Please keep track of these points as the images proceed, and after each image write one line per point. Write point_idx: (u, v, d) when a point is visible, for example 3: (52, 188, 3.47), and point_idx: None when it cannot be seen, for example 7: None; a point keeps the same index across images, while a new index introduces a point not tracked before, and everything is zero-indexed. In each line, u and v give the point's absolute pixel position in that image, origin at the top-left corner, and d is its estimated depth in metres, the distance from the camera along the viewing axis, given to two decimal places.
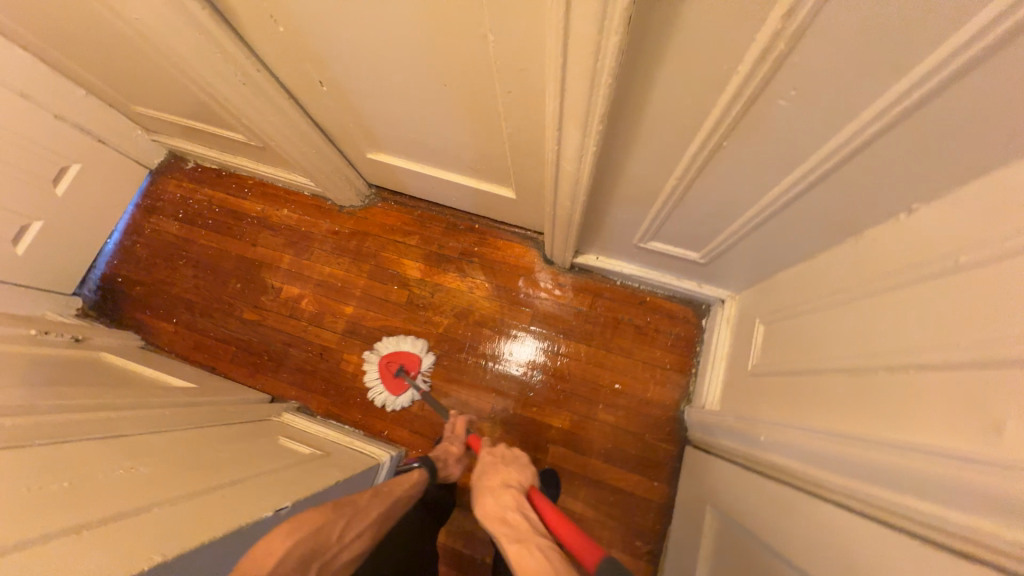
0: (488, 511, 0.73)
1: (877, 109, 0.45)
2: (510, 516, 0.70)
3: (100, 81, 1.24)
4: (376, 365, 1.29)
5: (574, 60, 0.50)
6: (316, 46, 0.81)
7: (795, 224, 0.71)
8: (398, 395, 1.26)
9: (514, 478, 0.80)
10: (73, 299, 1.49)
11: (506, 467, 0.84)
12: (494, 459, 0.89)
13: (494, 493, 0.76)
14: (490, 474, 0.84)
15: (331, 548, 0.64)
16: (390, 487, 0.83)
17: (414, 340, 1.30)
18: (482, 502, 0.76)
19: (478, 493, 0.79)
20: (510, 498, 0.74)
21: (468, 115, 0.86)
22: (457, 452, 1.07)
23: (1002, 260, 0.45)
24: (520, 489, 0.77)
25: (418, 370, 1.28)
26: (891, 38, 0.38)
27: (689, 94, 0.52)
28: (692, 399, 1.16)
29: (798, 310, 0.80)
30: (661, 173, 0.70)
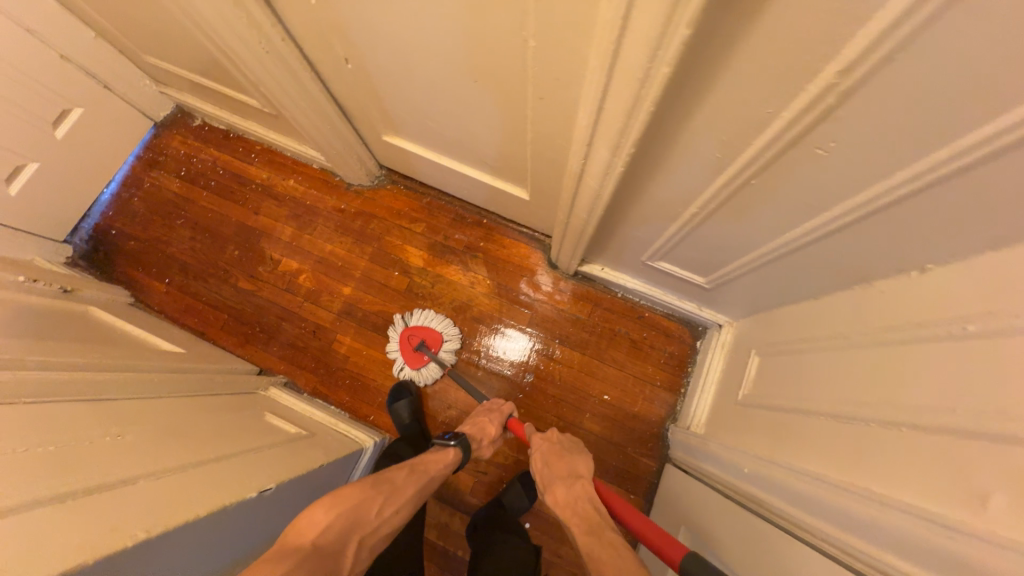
0: (561, 500, 0.90)
1: (912, 172, 0.45)
2: (580, 507, 0.87)
3: (110, 24, 1.19)
4: (399, 338, 1.28)
5: (619, 84, 0.49)
6: (346, 24, 0.79)
7: (807, 267, 0.72)
8: (417, 368, 1.26)
9: (579, 469, 0.94)
10: (63, 247, 1.45)
11: (572, 457, 0.97)
12: (553, 446, 1.00)
13: (565, 483, 0.92)
14: (553, 462, 0.97)
15: (370, 522, 0.78)
16: (425, 465, 0.94)
17: (442, 318, 1.29)
18: (552, 491, 0.92)
19: (547, 481, 0.95)
20: (579, 489, 0.90)
21: (493, 114, 0.84)
22: (491, 433, 1.09)
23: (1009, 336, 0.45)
24: (588, 480, 0.92)
25: (439, 347, 1.27)
26: (940, 110, 0.38)
27: (726, 129, 0.51)
28: (677, 418, 1.18)
29: (795, 348, 0.82)
30: (683, 199, 0.70)
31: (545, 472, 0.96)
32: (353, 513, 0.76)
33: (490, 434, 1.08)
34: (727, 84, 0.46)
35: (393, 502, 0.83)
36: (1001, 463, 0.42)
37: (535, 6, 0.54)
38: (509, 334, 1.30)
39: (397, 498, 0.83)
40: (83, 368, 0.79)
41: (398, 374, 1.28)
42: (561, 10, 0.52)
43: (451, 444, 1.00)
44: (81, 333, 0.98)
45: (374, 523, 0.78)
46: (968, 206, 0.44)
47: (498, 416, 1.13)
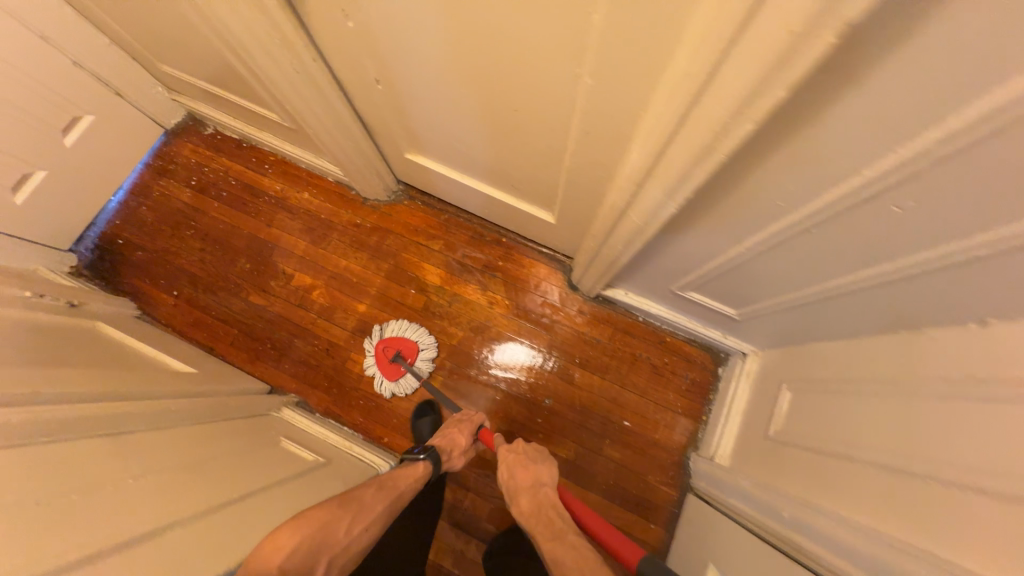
0: (525, 510, 0.88)
1: (988, 240, 0.42)
2: (545, 515, 0.85)
3: (126, 32, 1.16)
4: (374, 351, 1.28)
5: (691, 133, 0.47)
6: (382, 48, 0.77)
7: (850, 312, 0.70)
8: (395, 380, 1.25)
9: (543, 476, 0.93)
10: (66, 256, 1.41)
11: (537, 465, 0.94)
12: (517, 456, 0.97)
13: (530, 492, 0.90)
14: (518, 472, 0.94)
15: (338, 542, 0.69)
16: (395, 480, 0.86)
17: (416, 328, 1.29)
18: (518, 501, 0.90)
19: (512, 491, 0.93)
20: (543, 498, 0.88)
21: (530, 142, 0.82)
22: (463, 444, 1.02)
23: None
24: (552, 488, 0.90)
25: (414, 357, 1.27)
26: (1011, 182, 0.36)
27: (795, 181, 0.49)
28: (699, 446, 1.17)
29: (833, 387, 0.80)
30: (731, 239, 0.68)
31: (510, 482, 0.94)
32: (322, 531, 0.67)
33: (461, 446, 1.01)
34: (809, 138, 0.44)
35: (360, 520, 0.74)
36: None
37: (598, 47, 0.52)
38: (511, 344, 1.29)
39: (365, 515, 0.75)
40: (101, 398, 0.75)
41: (381, 391, 1.26)
42: (629, 53, 0.50)
43: (420, 458, 0.93)
44: (90, 353, 0.95)
45: (343, 543, 0.70)
46: None
47: (469, 426, 1.08)
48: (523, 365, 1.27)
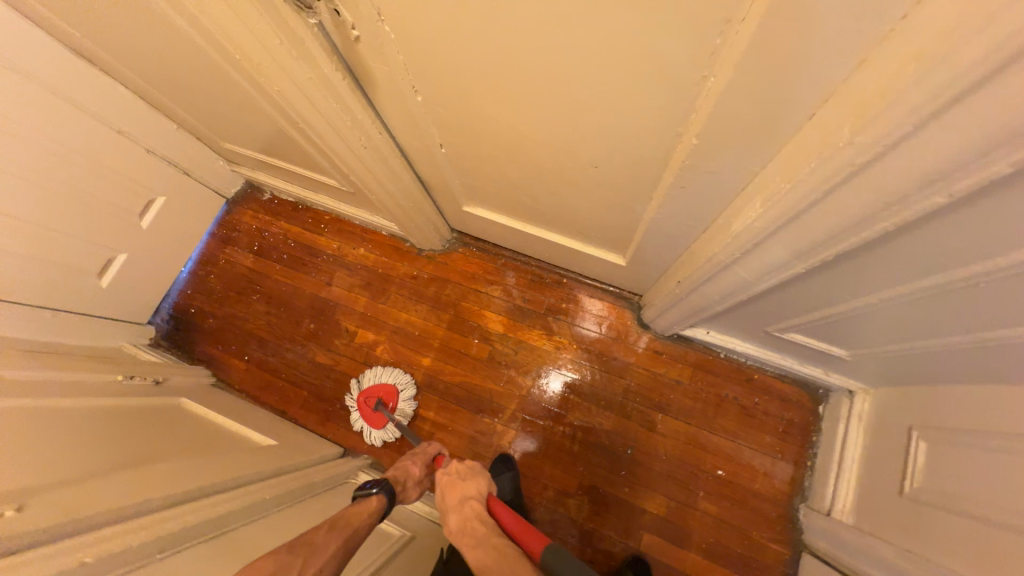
0: (453, 528, 0.81)
1: None
2: (470, 529, 0.78)
3: (193, 118, 1.22)
4: (357, 405, 1.28)
5: (851, 200, 0.41)
6: (452, 117, 0.75)
7: (1008, 362, 0.60)
8: (382, 428, 1.25)
9: (471, 488, 0.86)
10: (145, 329, 1.47)
11: (465, 479, 0.88)
12: (450, 476, 0.90)
13: (457, 508, 0.83)
14: (449, 491, 0.87)
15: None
16: (346, 518, 0.78)
17: (391, 371, 1.29)
18: (447, 521, 0.83)
19: (443, 512, 0.86)
20: (470, 512, 0.81)
21: (610, 193, 0.78)
22: (417, 474, 0.97)
23: None
24: (478, 499, 0.83)
25: (391, 400, 1.26)
26: None
27: (971, 244, 0.42)
28: (808, 496, 1.06)
29: (989, 441, 0.69)
30: (862, 291, 0.60)
31: (443, 504, 0.87)
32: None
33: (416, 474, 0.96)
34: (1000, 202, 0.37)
35: (314, 564, 0.67)
36: None
37: (717, 111, 0.47)
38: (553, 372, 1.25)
39: (316, 554, 0.68)
40: (195, 495, 0.76)
41: (371, 441, 1.26)
42: (761, 115, 0.45)
43: (373, 492, 0.86)
44: (179, 436, 0.96)
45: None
46: None
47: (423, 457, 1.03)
48: (582, 407, 1.21)
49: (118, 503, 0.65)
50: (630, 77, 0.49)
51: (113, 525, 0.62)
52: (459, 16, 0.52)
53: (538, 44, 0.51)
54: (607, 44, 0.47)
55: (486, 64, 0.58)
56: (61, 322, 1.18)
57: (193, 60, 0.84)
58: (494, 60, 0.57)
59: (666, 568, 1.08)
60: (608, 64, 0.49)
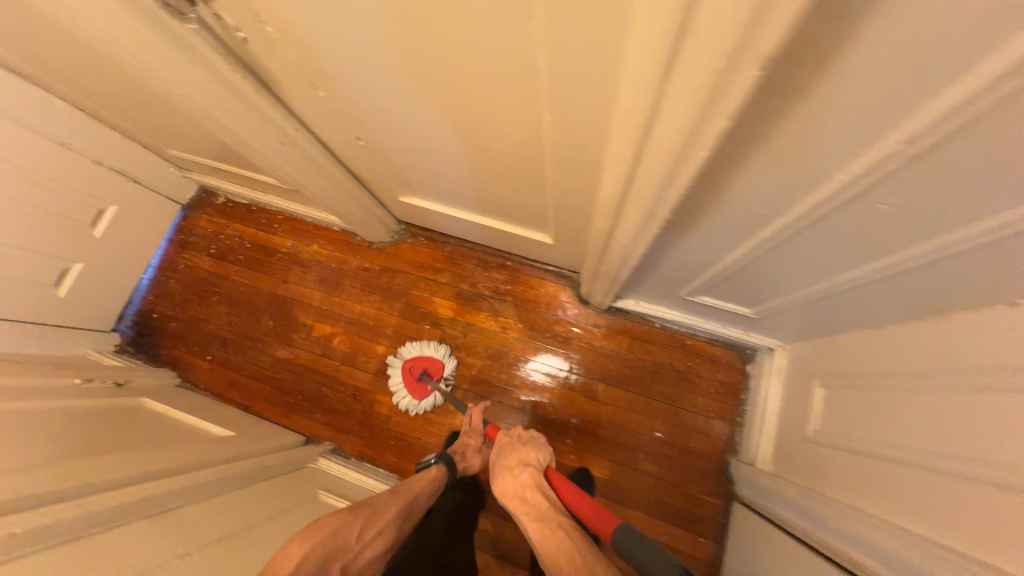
0: (506, 489, 0.82)
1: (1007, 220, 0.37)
2: (529, 498, 0.79)
3: (135, 128, 1.24)
4: (400, 370, 1.30)
5: (651, 164, 0.46)
6: (356, 109, 0.79)
7: (864, 300, 0.67)
8: (424, 398, 1.27)
9: (530, 457, 0.86)
10: (110, 336, 1.52)
11: (524, 446, 0.88)
12: (510, 440, 0.93)
13: (514, 471, 0.84)
14: (506, 454, 0.89)
15: (351, 548, 0.76)
16: (409, 485, 0.94)
17: (437, 345, 1.31)
18: (499, 481, 0.84)
19: (494, 469, 0.87)
20: (529, 479, 0.81)
21: (511, 173, 0.82)
22: (475, 443, 1.11)
23: None
24: (538, 468, 0.83)
25: (439, 375, 1.28)
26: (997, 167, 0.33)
27: (772, 192, 0.48)
28: (738, 451, 1.12)
29: (866, 379, 0.76)
30: (725, 248, 0.66)
31: (495, 462, 0.88)
32: (332, 539, 0.73)
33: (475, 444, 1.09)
34: (771, 157, 0.42)
35: (372, 525, 0.81)
36: None
37: (548, 86, 0.51)
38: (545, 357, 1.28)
39: (378, 519, 0.82)
40: (137, 481, 0.80)
41: (406, 408, 1.29)
42: (582, 88, 0.49)
43: (432, 463, 1.02)
44: (135, 432, 1.01)
45: (356, 548, 0.77)
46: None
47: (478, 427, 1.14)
48: (532, 383, 1.27)
49: (61, 489, 0.70)
50: (475, 58, 0.53)
51: (49, 505, 0.66)
52: (333, 19, 0.57)
53: (394, 34, 0.55)
54: (445, 29, 0.51)
55: (365, 59, 0.63)
56: (21, 331, 1.21)
57: (108, 70, 0.87)
58: (370, 56, 0.62)
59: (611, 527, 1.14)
60: (455, 48, 0.53)
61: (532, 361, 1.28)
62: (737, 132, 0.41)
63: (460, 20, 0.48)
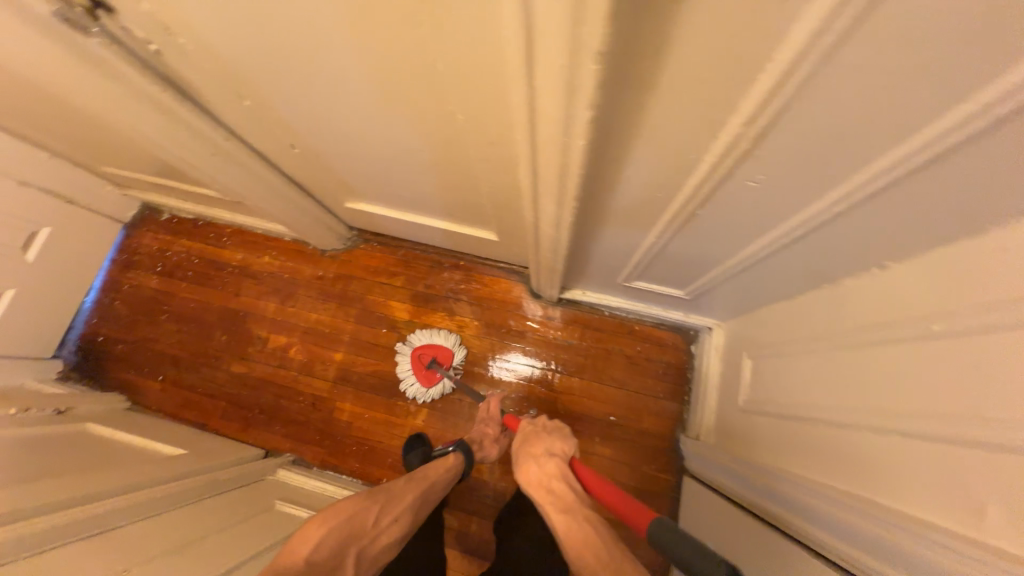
0: (532, 480, 0.82)
1: (862, 179, 0.41)
2: (553, 487, 0.79)
3: (66, 147, 1.19)
4: (408, 357, 1.29)
5: (543, 155, 0.50)
6: (284, 117, 0.80)
7: (770, 272, 0.72)
8: (434, 386, 1.26)
9: (556, 447, 0.85)
10: (51, 364, 1.45)
11: (549, 437, 0.88)
12: (535, 429, 0.93)
13: (539, 461, 0.84)
14: (530, 443, 0.89)
15: (367, 533, 0.80)
16: (424, 472, 0.94)
17: (447, 334, 1.30)
18: (525, 470, 0.84)
19: (520, 457, 0.88)
20: (555, 469, 0.81)
21: (442, 173, 0.85)
22: (493, 432, 1.11)
23: (1003, 331, 0.43)
24: (563, 458, 0.82)
25: (450, 363, 1.27)
26: (838, 129, 0.37)
27: (661, 175, 0.52)
28: (687, 427, 1.18)
29: (782, 347, 0.82)
30: (639, 233, 0.71)
31: (520, 450, 0.89)
32: (347, 525, 0.78)
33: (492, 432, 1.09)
34: (648, 143, 0.47)
35: (387, 512, 0.83)
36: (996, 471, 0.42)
37: (453, 87, 0.54)
38: (512, 356, 1.30)
39: (393, 506, 0.85)
40: (77, 504, 0.78)
41: (413, 394, 1.28)
42: (481, 87, 0.52)
43: (451, 450, 1.03)
44: (76, 458, 0.98)
45: (371, 535, 0.81)
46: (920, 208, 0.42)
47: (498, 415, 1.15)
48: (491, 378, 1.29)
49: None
50: (383, 61, 0.56)
51: None
52: (242, 29, 0.58)
53: (302, 40, 0.57)
54: (351, 35, 0.53)
55: (282, 66, 0.64)
56: None
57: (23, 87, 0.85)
58: (287, 63, 0.63)
59: None
60: (364, 53, 0.56)
61: (495, 361, 1.30)
62: (610, 123, 0.45)
63: (362, 27, 0.51)
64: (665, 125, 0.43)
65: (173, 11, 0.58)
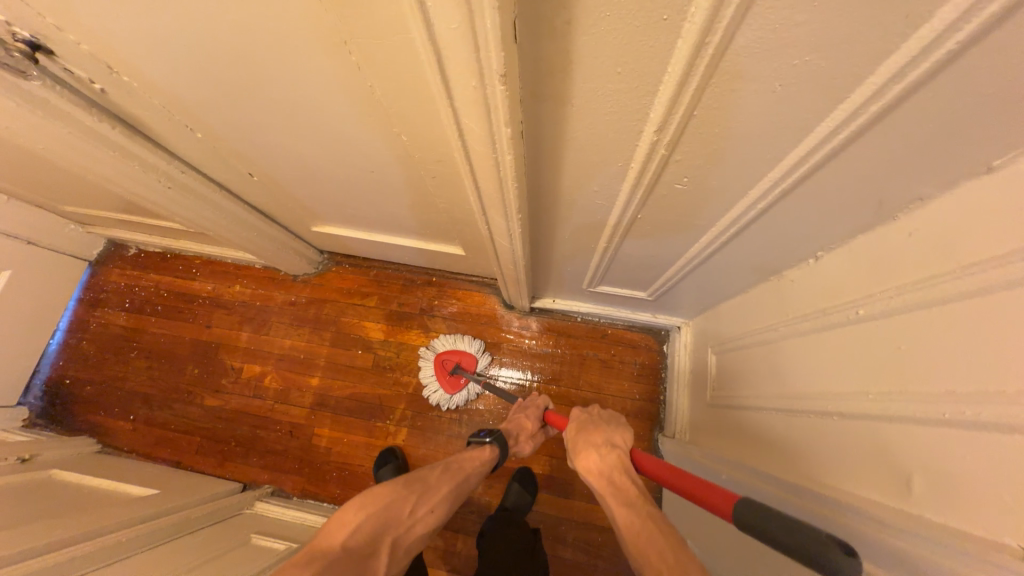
0: (592, 469, 0.80)
1: (784, 168, 0.44)
2: (614, 479, 0.77)
3: (23, 189, 1.17)
4: (432, 363, 1.29)
5: (480, 172, 0.51)
6: (238, 147, 0.81)
7: (721, 267, 0.75)
8: (459, 392, 1.26)
9: (616, 438, 0.84)
10: (16, 411, 1.41)
11: (609, 428, 0.86)
12: (589, 419, 0.92)
13: (600, 451, 0.82)
14: (586, 431, 0.88)
15: (403, 522, 0.79)
16: (460, 463, 0.93)
17: (471, 340, 1.30)
18: (584, 458, 0.83)
19: (578, 444, 0.86)
20: (617, 460, 0.79)
21: (398, 192, 0.87)
22: (530, 428, 1.04)
23: (923, 307, 0.45)
24: (625, 450, 0.81)
25: (474, 369, 1.27)
26: (746, 129, 0.40)
27: (595, 184, 0.54)
28: (664, 426, 1.19)
29: (740, 340, 0.84)
30: (590, 239, 0.73)
31: (575, 439, 0.87)
32: (386, 511, 0.77)
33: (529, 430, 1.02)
34: (576, 155, 0.49)
35: (423, 502, 0.82)
36: (920, 445, 0.44)
37: (393, 111, 0.57)
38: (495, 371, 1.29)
39: (430, 496, 0.84)
40: (38, 555, 0.76)
41: (436, 401, 1.27)
42: (419, 109, 0.54)
43: (487, 442, 0.96)
44: (38, 507, 0.94)
45: (407, 524, 0.79)
46: (860, 179, 0.44)
47: (536, 410, 1.08)
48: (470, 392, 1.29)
49: None
50: (326, 88, 0.57)
51: None
52: (187, 64, 0.59)
53: (247, 71, 0.58)
54: (290, 65, 0.54)
55: (231, 98, 0.65)
56: None
57: None
58: (236, 94, 0.64)
59: (557, 520, 1.17)
60: (308, 80, 0.57)
61: (500, 370, 1.29)
62: (537, 137, 0.47)
63: (301, 57, 0.52)
64: (588, 136, 0.45)
65: (112, 52, 0.58)
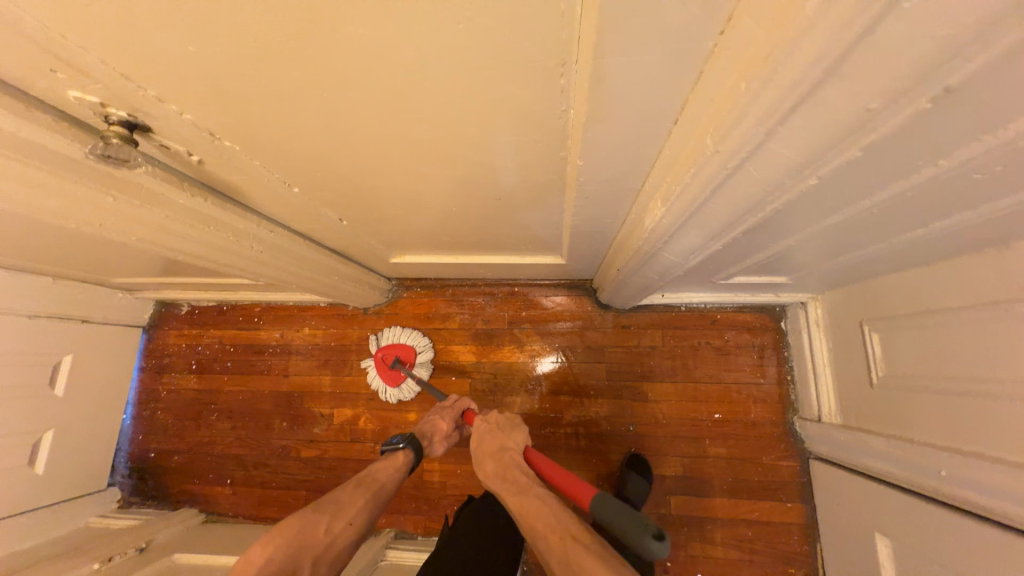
0: (492, 475, 0.74)
1: None
2: (509, 475, 0.72)
3: (71, 271, 1.08)
4: (374, 360, 1.29)
5: (731, 194, 0.41)
6: (340, 194, 0.70)
7: (926, 250, 0.65)
8: (400, 385, 1.25)
9: (509, 442, 0.79)
10: (110, 493, 1.36)
11: (506, 430, 0.82)
12: (489, 425, 0.84)
13: (496, 455, 0.77)
14: (488, 438, 0.81)
15: (320, 542, 0.65)
16: (373, 475, 0.80)
17: (412, 333, 1.29)
18: (482, 465, 0.77)
19: (480, 449, 0.81)
20: (509, 460, 0.75)
21: (515, 215, 0.77)
22: (445, 428, 0.97)
23: None
24: (516, 449, 0.78)
25: (413, 362, 1.27)
26: None
27: (859, 187, 0.43)
28: (798, 408, 1.12)
29: (924, 318, 0.75)
30: (778, 237, 0.63)
31: (478, 448, 0.80)
32: (298, 536, 0.63)
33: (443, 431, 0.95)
34: (865, 161, 0.37)
35: (341, 516, 0.69)
36: None
37: (586, 134, 0.46)
38: (549, 357, 1.25)
39: (347, 509, 0.70)
40: None
41: (386, 398, 1.28)
42: (637, 126, 0.44)
43: (400, 447, 0.86)
44: None
45: (326, 542, 0.65)
46: None
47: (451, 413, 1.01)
48: (572, 401, 1.22)
49: None
50: (482, 118, 0.46)
51: None
52: (271, 119, 0.48)
53: (350, 114, 0.47)
54: (281, 97, 0.44)
55: (323, 144, 0.54)
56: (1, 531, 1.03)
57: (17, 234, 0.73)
58: (327, 140, 0.53)
59: (702, 520, 1.12)
60: (450, 114, 0.46)
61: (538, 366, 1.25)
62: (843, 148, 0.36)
63: (267, 82, 0.42)
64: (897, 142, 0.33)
65: (222, 119, 0.48)
